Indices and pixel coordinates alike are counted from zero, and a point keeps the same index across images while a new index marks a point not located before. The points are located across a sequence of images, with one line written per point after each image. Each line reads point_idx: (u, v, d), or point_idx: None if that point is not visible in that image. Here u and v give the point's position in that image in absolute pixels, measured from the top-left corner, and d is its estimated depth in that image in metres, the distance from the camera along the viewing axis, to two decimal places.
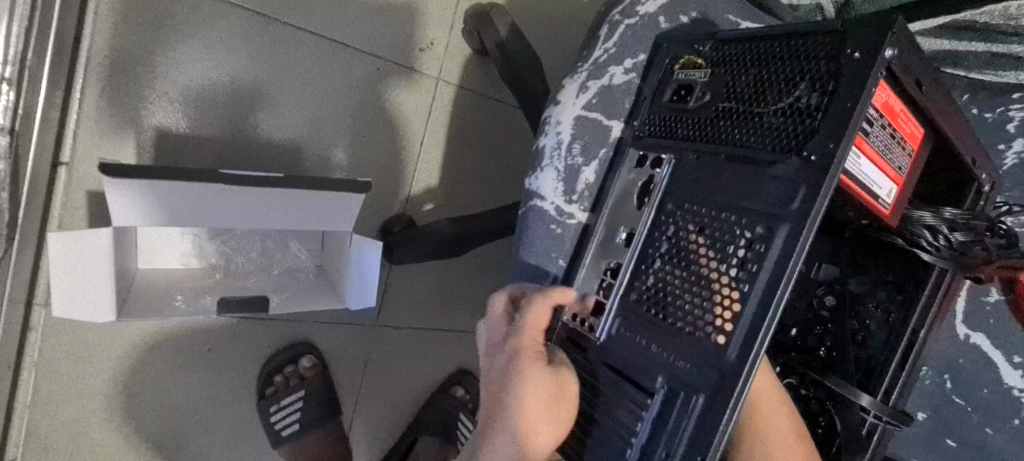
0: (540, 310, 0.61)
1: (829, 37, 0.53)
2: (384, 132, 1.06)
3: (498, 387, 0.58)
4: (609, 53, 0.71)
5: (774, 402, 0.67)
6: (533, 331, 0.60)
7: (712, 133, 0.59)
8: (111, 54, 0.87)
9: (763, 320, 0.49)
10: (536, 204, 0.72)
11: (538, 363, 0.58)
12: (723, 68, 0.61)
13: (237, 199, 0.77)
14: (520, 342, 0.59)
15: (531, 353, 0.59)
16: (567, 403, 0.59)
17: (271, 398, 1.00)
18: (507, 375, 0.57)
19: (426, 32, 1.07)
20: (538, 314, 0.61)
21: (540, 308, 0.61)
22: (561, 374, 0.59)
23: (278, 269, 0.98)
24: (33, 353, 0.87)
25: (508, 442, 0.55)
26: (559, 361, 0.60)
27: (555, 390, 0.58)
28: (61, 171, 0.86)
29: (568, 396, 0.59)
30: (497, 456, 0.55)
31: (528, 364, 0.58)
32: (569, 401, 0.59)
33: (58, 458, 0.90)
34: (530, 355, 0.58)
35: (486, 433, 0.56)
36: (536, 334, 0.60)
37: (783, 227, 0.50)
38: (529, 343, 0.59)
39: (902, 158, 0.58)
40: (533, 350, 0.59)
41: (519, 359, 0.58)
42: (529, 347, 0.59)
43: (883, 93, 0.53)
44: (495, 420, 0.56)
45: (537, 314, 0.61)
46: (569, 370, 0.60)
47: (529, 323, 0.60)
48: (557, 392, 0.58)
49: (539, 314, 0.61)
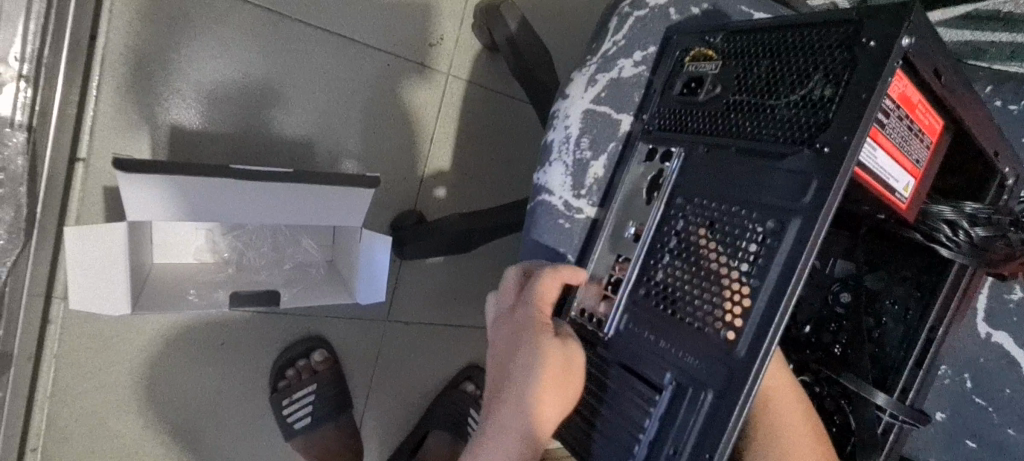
0: (549, 285, 0.61)
1: (844, 26, 0.52)
2: (394, 128, 1.06)
3: (507, 359, 0.58)
4: (618, 46, 0.71)
5: (790, 397, 0.66)
6: (541, 306, 0.61)
7: (724, 127, 0.58)
8: (125, 52, 0.88)
9: (773, 316, 0.48)
10: (545, 199, 0.72)
11: (546, 336, 0.58)
12: (734, 60, 0.60)
13: (248, 193, 0.78)
14: (528, 315, 0.60)
15: (539, 325, 0.59)
16: (573, 378, 0.59)
17: (283, 391, 1.01)
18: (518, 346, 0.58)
19: (436, 27, 1.07)
20: (546, 289, 0.61)
21: (548, 283, 0.61)
22: (569, 348, 0.59)
23: (289, 263, 1.00)
24: (53, 345, 0.89)
25: (514, 413, 0.54)
26: (567, 336, 0.60)
27: (563, 363, 0.58)
28: (78, 167, 0.88)
29: (574, 370, 0.59)
30: (506, 426, 0.54)
31: (535, 336, 0.58)
32: (576, 375, 0.59)
33: (77, 448, 0.92)
34: (538, 327, 0.59)
35: (495, 403, 0.56)
36: (545, 309, 0.61)
37: (795, 220, 0.49)
38: (538, 316, 0.60)
39: (920, 151, 0.57)
40: (541, 323, 0.59)
41: (527, 332, 0.58)
42: (537, 320, 0.59)
43: (900, 83, 0.51)
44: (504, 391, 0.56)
45: (545, 289, 0.61)
46: (576, 345, 0.60)
47: (538, 298, 0.60)
48: (563, 365, 0.58)
49: (547, 289, 0.61)
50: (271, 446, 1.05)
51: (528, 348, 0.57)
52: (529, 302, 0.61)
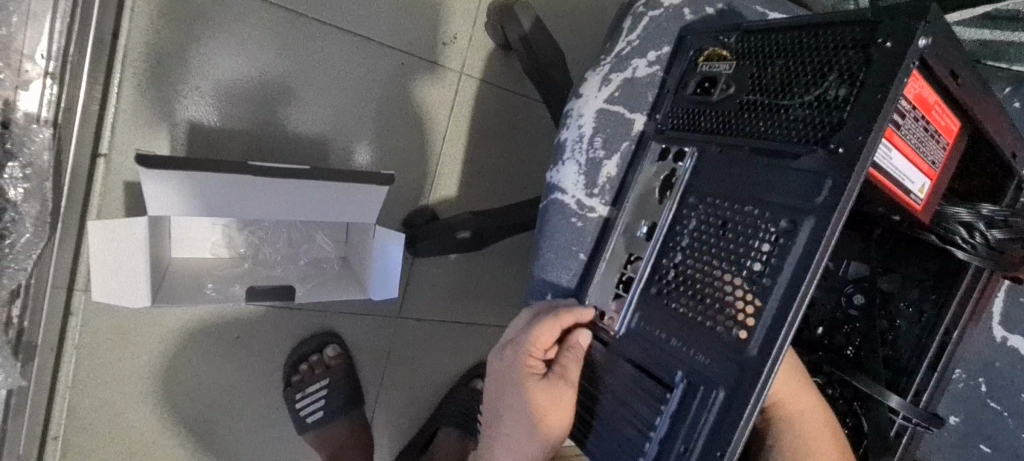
0: (540, 331, 0.63)
1: (859, 26, 0.52)
2: (407, 126, 1.07)
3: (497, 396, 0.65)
4: (632, 46, 0.71)
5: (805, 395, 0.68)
6: (531, 349, 0.63)
7: (737, 126, 0.58)
8: (147, 50, 0.89)
9: (786, 315, 0.49)
10: (557, 198, 0.72)
11: (526, 381, 0.62)
12: (749, 60, 0.60)
13: (264, 189, 0.79)
14: (517, 359, 0.63)
15: (525, 371, 0.63)
16: (561, 418, 0.61)
17: (297, 386, 1.02)
18: (503, 387, 0.63)
19: (448, 26, 1.08)
20: (538, 334, 0.63)
21: (540, 329, 0.63)
22: (549, 392, 0.61)
23: (304, 259, 1.01)
24: (75, 336, 0.91)
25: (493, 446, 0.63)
26: (556, 379, 0.62)
27: (543, 408, 0.61)
28: (100, 162, 0.90)
29: (560, 413, 0.61)
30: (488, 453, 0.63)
31: (518, 382, 0.62)
32: (563, 418, 0.61)
33: (97, 437, 0.94)
34: (522, 373, 0.63)
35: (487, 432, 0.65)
36: (536, 353, 0.63)
37: (808, 220, 0.49)
38: (525, 361, 0.63)
39: (935, 152, 0.56)
40: (528, 367, 0.63)
41: (512, 376, 0.63)
42: (524, 365, 0.63)
43: (917, 84, 0.51)
44: (491, 424, 0.64)
45: (536, 334, 0.63)
46: (565, 389, 0.62)
47: (528, 342, 0.63)
48: (545, 409, 0.61)
49: (539, 334, 0.63)
50: (284, 440, 1.07)
51: (507, 391, 0.63)
52: (519, 345, 0.64)
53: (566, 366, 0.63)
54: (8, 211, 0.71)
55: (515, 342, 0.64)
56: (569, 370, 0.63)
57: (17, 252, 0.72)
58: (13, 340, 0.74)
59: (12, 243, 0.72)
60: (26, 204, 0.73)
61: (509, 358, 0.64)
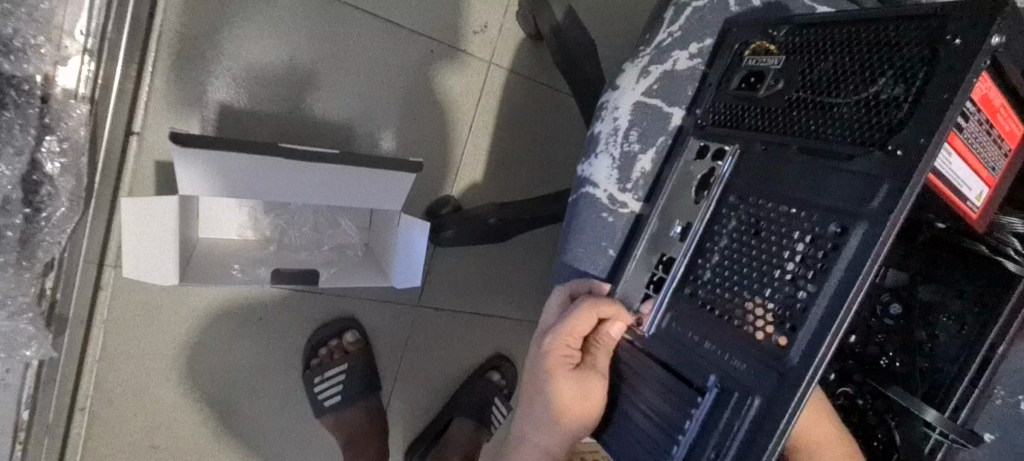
0: (574, 322, 0.61)
1: (925, 21, 0.49)
2: (433, 114, 1.06)
3: (529, 380, 0.66)
4: (674, 37, 0.68)
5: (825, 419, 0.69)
6: (566, 338, 0.63)
7: (785, 124, 0.56)
8: (181, 30, 0.90)
9: (832, 323, 0.47)
10: (587, 191, 0.70)
11: (558, 371, 0.62)
12: (800, 55, 0.57)
13: (291, 171, 0.78)
14: (553, 345, 0.63)
15: (559, 358, 0.63)
16: (590, 407, 0.62)
17: (316, 369, 1.03)
18: (535, 373, 0.65)
19: (479, 16, 1.07)
20: (574, 325, 0.62)
21: (575, 320, 0.61)
22: (580, 385, 0.62)
23: (329, 244, 1.01)
24: (104, 310, 0.92)
25: (523, 426, 0.66)
26: (588, 369, 0.63)
27: (574, 400, 0.61)
28: (133, 140, 0.90)
29: (591, 403, 0.62)
30: (519, 430, 0.66)
31: (550, 370, 0.63)
32: (594, 405, 0.62)
33: (121, 410, 0.95)
34: (556, 360, 0.63)
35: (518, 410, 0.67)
36: (570, 341, 0.63)
37: (860, 225, 0.47)
38: (559, 347, 0.63)
39: (996, 158, 0.54)
40: (563, 356, 0.63)
41: (545, 364, 0.64)
42: (561, 352, 0.63)
43: (983, 85, 0.48)
44: (522, 405, 0.66)
45: (571, 324, 0.62)
46: (596, 379, 0.62)
47: (563, 332, 0.62)
48: (575, 399, 0.61)
49: (574, 325, 0.62)
50: (301, 422, 1.07)
51: (539, 379, 0.64)
52: (554, 335, 0.63)
53: (598, 356, 0.63)
54: (45, 186, 0.72)
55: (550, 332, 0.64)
56: (601, 360, 0.63)
57: (51, 224, 0.73)
58: (45, 312, 0.76)
59: (47, 216, 0.73)
60: (62, 178, 0.74)
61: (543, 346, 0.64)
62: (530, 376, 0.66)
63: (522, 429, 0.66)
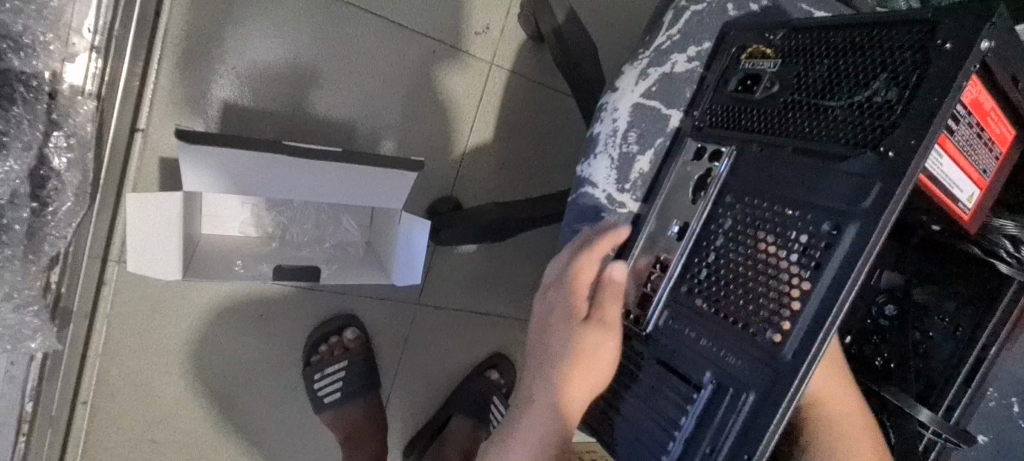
0: (573, 264, 0.62)
1: (917, 26, 0.50)
2: (434, 113, 1.07)
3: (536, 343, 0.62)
4: (672, 40, 0.69)
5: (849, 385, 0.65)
6: (570, 285, 0.62)
7: (779, 125, 0.57)
8: (186, 28, 0.91)
9: (825, 320, 0.48)
10: (586, 191, 0.71)
11: (565, 321, 0.60)
12: (795, 58, 0.59)
13: (296, 170, 0.79)
14: (560, 298, 0.62)
15: (568, 307, 0.61)
16: (598, 358, 0.58)
17: (316, 365, 1.04)
18: (543, 332, 0.61)
19: (481, 17, 1.08)
20: (575, 269, 0.62)
21: (575, 264, 0.62)
22: (589, 331, 0.59)
23: (330, 241, 1.02)
24: (107, 304, 0.93)
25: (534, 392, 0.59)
26: (596, 316, 0.60)
27: (584, 348, 0.58)
28: (138, 136, 0.91)
29: (601, 350, 0.58)
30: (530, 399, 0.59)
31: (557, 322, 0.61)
32: (604, 353, 0.59)
33: (122, 404, 0.96)
34: (564, 311, 0.61)
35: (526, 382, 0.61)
36: (577, 288, 0.62)
37: (852, 225, 0.48)
38: (568, 296, 0.61)
39: (987, 161, 0.54)
40: (570, 305, 0.61)
41: (552, 318, 0.61)
42: (568, 303, 0.61)
43: (973, 88, 0.49)
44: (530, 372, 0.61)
45: (573, 268, 0.62)
46: (605, 326, 0.59)
47: (566, 278, 0.62)
48: (584, 346, 0.58)
49: (575, 269, 0.62)
50: (301, 418, 1.08)
51: (547, 335, 0.61)
52: (559, 286, 0.63)
53: (607, 300, 0.60)
54: (51, 180, 0.73)
55: (555, 286, 0.63)
56: (608, 306, 0.60)
57: (58, 219, 0.74)
58: (50, 305, 0.77)
59: (54, 210, 0.74)
60: (69, 173, 0.75)
61: (550, 303, 0.63)
62: (538, 337, 0.62)
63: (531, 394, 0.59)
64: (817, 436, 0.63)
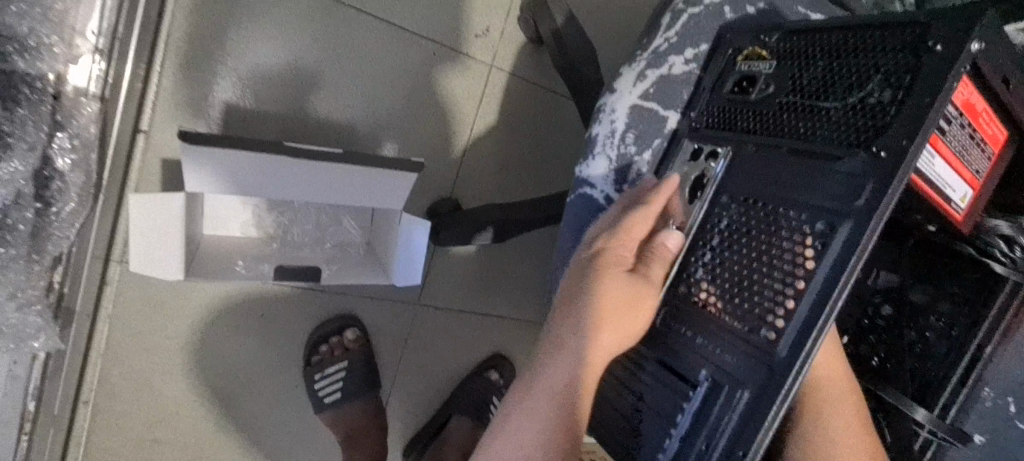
0: (630, 217, 0.60)
1: (909, 28, 0.51)
2: (434, 114, 1.08)
3: (572, 287, 0.59)
4: (670, 42, 0.69)
5: (851, 387, 0.65)
6: (622, 237, 0.59)
7: (774, 126, 0.58)
8: (188, 31, 0.92)
9: (818, 318, 0.48)
10: (585, 193, 0.71)
11: (611, 272, 0.58)
12: (790, 60, 0.60)
13: (297, 171, 0.80)
14: (608, 248, 0.59)
15: (615, 259, 0.59)
16: (637, 318, 0.57)
17: (316, 365, 1.04)
18: (585, 276, 0.58)
19: (481, 19, 1.09)
20: (630, 221, 0.60)
21: (632, 217, 0.60)
22: (633, 288, 0.57)
23: (330, 243, 1.03)
24: (109, 304, 0.94)
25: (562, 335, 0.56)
26: (641, 275, 0.58)
27: (625, 303, 0.56)
28: (140, 138, 0.92)
29: (640, 310, 0.57)
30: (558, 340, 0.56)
31: (601, 270, 0.58)
32: (642, 314, 0.57)
33: (124, 404, 0.97)
34: (610, 261, 0.58)
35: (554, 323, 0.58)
36: (627, 242, 0.59)
37: (846, 224, 0.48)
38: (617, 248, 0.59)
39: (980, 161, 0.55)
40: (618, 257, 0.59)
41: (597, 265, 0.58)
42: (616, 255, 0.59)
43: (965, 90, 0.50)
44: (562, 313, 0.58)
45: (629, 220, 0.60)
46: (649, 287, 0.57)
47: (620, 229, 0.59)
48: (626, 302, 0.56)
49: (630, 221, 0.59)
50: (301, 418, 1.09)
51: (589, 281, 0.58)
52: (609, 235, 0.60)
53: (654, 263, 0.58)
54: (55, 181, 0.74)
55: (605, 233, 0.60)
56: (655, 270, 0.58)
57: (61, 220, 0.75)
58: (52, 304, 0.77)
59: (57, 211, 0.74)
60: (72, 174, 0.76)
61: (595, 250, 0.60)
62: (575, 280, 0.59)
63: (560, 337, 0.56)
64: (814, 437, 0.62)
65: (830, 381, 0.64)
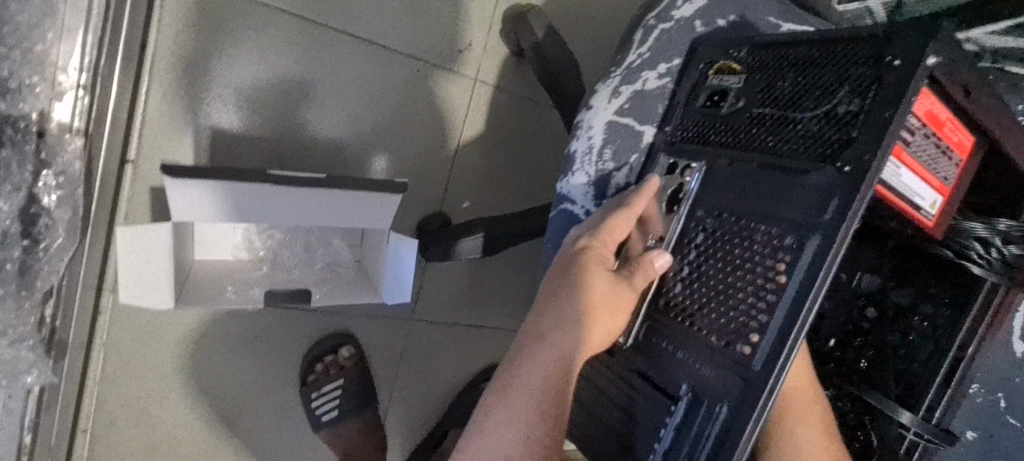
0: (614, 216, 0.61)
1: (872, 41, 0.52)
2: (420, 131, 1.09)
3: (554, 281, 0.60)
4: (643, 58, 0.70)
5: (815, 396, 0.66)
6: (606, 235, 0.60)
7: (746, 139, 0.59)
8: (172, 59, 0.92)
9: (790, 331, 0.49)
10: (565, 209, 0.72)
11: (594, 269, 0.59)
12: (758, 74, 0.61)
13: (284, 196, 0.80)
14: (591, 245, 0.60)
15: (599, 256, 0.60)
16: (616, 316, 0.58)
17: (313, 384, 1.05)
18: (568, 271, 0.59)
19: (463, 35, 1.10)
20: (614, 220, 0.61)
21: (616, 216, 0.61)
22: (614, 286, 0.58)
23: (320, 264, 1.03)
24: (103, 333, 0.95)
25: (545, 330, 0.57)
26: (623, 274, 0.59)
27: (606, 301, 0.57)
28: (128, 168, 0.93)
29: (619, 308, 0.58)
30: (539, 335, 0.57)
31: (584, 266, 0.59)
32: (621, 312, 0.58)
33: (121, 431, 0.97)
34: (594, 258, 0.60)
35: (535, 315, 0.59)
36: (610, 241, 0.61)
37: (814, 238, 0.49)
38: (601, 245, 0.60)
39: (948, 169, 0.56)
40: (600, 255, 0.60)
41: (580, 261, 0.60)
42: (599, 252, 0.60)
43: (926, 101, 0.52)
44: (544, 307, 0.59)
45: (613, 219, 0.61)
46: (631, 288, 0.58)
47: (604, 227, 0.60)
48: (606, 299, 0.57)
49: (613, 221, 0.61)
50: (299, 437, 1.09)
51: (571, 275, 0.59)
52: (593, 232, 0.61)
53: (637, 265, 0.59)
54: (42, 217, 0.76)
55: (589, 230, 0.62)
56: (638, 276, 0.58)
57: (50, 255, 0.76)
58: (46, 338, 0.78)
59: (46, 246, 0.76)
60: (59, 210, 0.77)
61: (579, 246, 0.61)
62: (558, 275, 0.60)
63: (542, 331, 0.57)
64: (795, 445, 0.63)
65: (799, 389, 0.65)
